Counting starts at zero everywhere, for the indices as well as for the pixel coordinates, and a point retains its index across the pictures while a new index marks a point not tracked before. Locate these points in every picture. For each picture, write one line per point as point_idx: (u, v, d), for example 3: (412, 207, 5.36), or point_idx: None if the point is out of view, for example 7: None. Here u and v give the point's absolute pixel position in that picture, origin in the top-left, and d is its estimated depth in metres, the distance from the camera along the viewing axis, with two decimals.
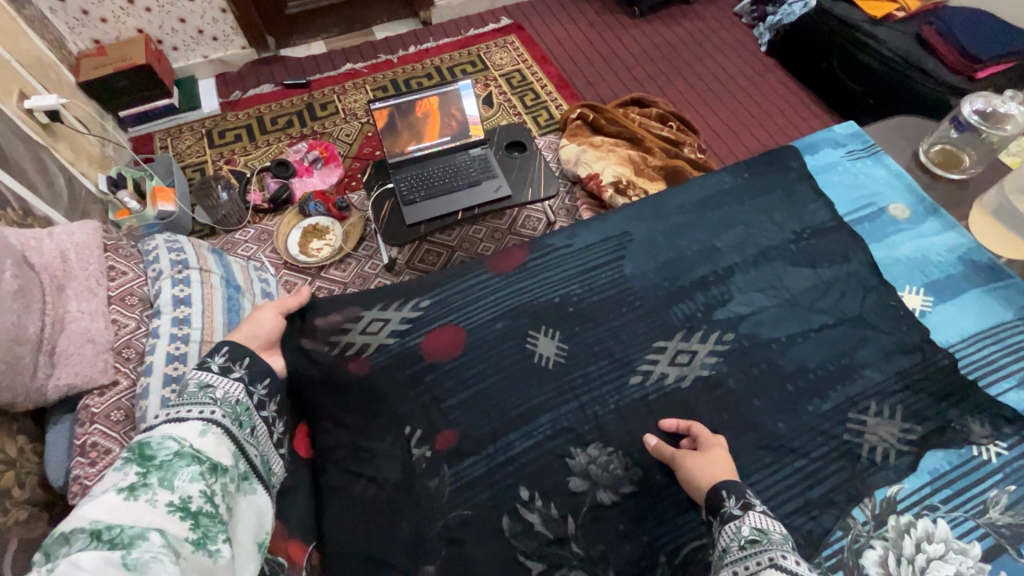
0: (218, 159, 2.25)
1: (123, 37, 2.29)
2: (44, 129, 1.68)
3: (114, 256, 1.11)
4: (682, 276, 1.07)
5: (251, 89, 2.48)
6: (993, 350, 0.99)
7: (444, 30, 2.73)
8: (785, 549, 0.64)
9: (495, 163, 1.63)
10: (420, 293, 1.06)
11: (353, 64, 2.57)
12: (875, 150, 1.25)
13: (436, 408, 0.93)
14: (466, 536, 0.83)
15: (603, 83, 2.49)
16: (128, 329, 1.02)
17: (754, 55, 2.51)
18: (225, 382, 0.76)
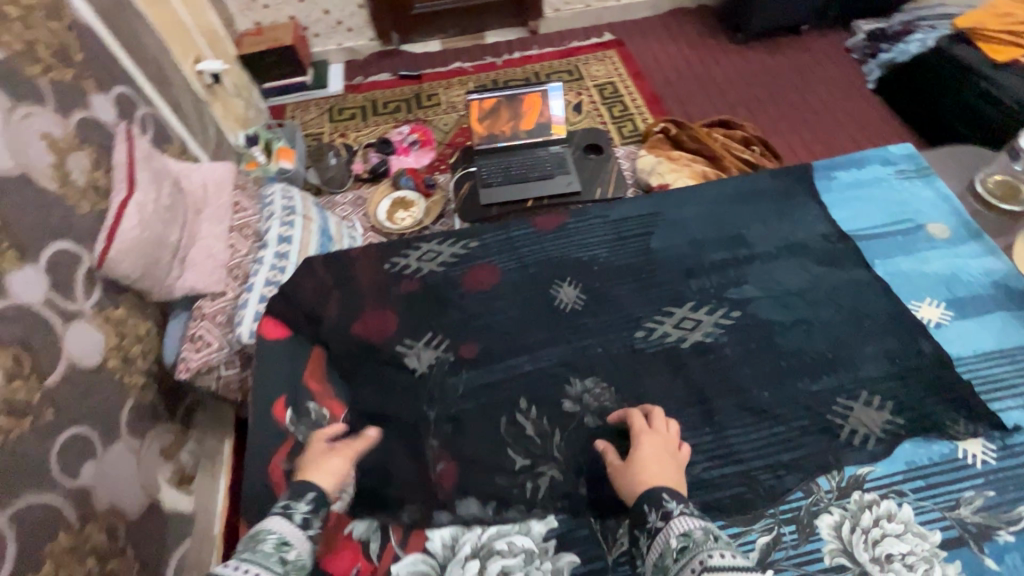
0: (335, 132, 2.63)
1: (278, 22, 2.75)
2: (206, 88, 2.10)
3: (241, 194, 1.44)
4: (703, 257, 1.17)
5: (371, 76, 2.86)
6: (1005, 369, 1.00)
7: (549, 40, 2.96)
8: (708, 547, 0.68)
9: (571, 161, 1.82)
10: (471, 237, 1.25)
11: (462, 63, 2.87)
12: (927, 173, 1.27)
13: (465, 326, 1.12)
14: (469, 426, 1.00)
15: (692, 103, 2.59)
16: (241, 254, 1.34)
17: (858, 91, 2.50)
18: (300, 542, 0.74)
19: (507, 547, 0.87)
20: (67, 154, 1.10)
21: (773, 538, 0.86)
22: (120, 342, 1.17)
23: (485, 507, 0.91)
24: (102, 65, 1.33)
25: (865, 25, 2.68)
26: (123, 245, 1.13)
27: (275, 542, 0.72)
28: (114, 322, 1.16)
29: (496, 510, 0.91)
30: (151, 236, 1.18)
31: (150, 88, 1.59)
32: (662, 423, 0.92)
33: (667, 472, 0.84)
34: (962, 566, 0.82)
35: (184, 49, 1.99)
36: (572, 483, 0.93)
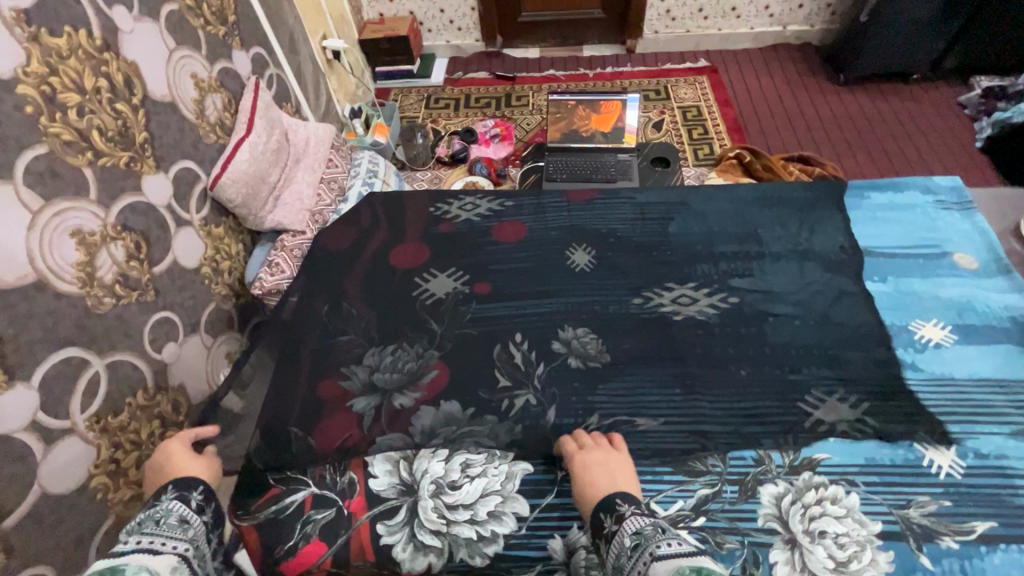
0: (427, 118, 2.90)
1: (398, 15, 3.10)
2: (326, 62, 2.44)
3: (334, 154, 1.72)
4: (715, 248, 1.24)
5: (470, 73, 3.13)
6: (997, 397, 0.99)
7: (643, 60, 3.08)
8: (655, 537, 0.70)
9: (635, 169, 2.05)
10: (507, 199, 1.40)
11: (556, 71, 3.06)
12: (968, 207, 1.27)
13: (484, 268, 1.26)
14: (467, 345, 1.14)
15: (776, 136, 2.61)
16: (324, 202, 1.59)
17: (962, 147, 2.41)
18: (197, 521, 0.80)
19: (473, 446, 1.01)
20: (206, 93, 1.38)
21: (713, 492, 0.93)
22: (214, 254, 1.39)
23: (463, 412, 1.05)
24: (248, 27, 1.64)
25: (984, 81, 2.57)
26: (233, 173, 1.39)
27: (176, 518, 0.77)
28: (213, 237, 1.39)
29: (472, 415, 1.05)
30: (256, 171, 1.45)
31: (281, 51, 1.91)
32: (589, 439, 0.96)
33: (608, 477, 0.87)
34: (895, 557, 0.85)
35: (315, 27, 2.33)
36: (543, 408, 1.05)
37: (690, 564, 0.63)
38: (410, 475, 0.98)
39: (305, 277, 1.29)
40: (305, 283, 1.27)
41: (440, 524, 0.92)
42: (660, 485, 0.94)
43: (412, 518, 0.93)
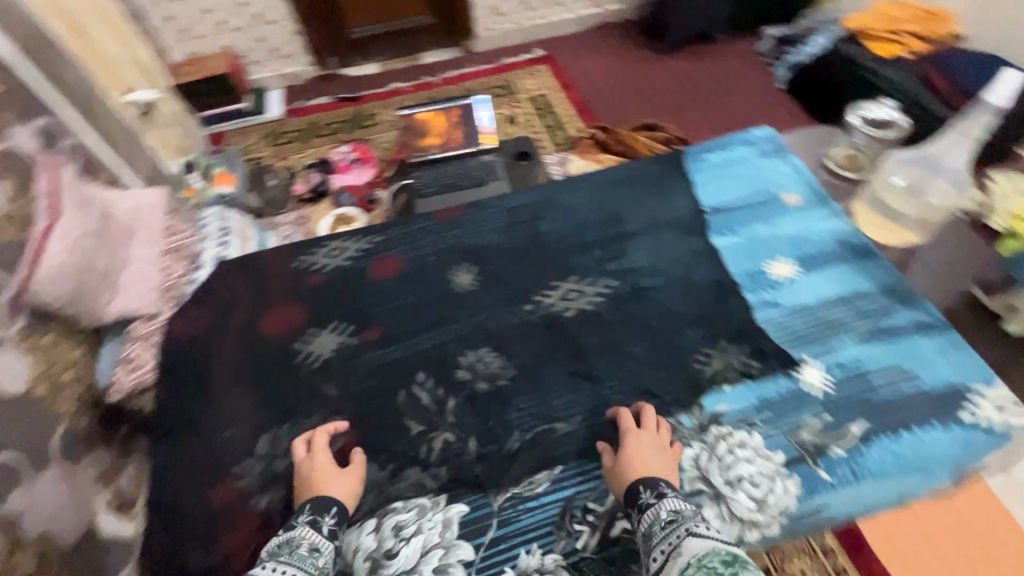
0: (275, 155, 2.68)
1: (213, 51, 2.84)
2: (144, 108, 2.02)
3: (175, 215, 1.31)
4: (587, 236, 1.29)
5: (310, 100, 2.93)
6: (842, 312, 1.14)
7: (482, 58, 3.11)
8: (696, 518, 0.76)
9: (503, 170, 2.02)
10: (374, 232, 1.32)
11: (399, 83, 2.98)
12: (783, 151, 1.44)
13: (368, 312, 1.19)
14: (369, 400, 1.07)
15: (621, 110, 2.79)
16: (175, 274, 1.24)
17: (771, 90, 2.76)
18: (327, 547, 0.85)
19: (402, 505, 0.95)
20: None
21: None
22: (45, 369, 1.04)
23: (383, 473, 0.99)
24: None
25: (769, 30, 2.94)
26: (49, 268, 1.00)
27: (307, 547, 0.83)
28: (39, 348, 1.04)
29: (393, 473, 0.99)
30: (81, 258, 1.06)
31: (77, 109, 1.44)
32: (654, 421, 0.98)
33: (663, 461, 0.91)
34: (800, 479, 0.94)
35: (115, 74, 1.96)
36: (465, 441, 1.01)
37: (725, 547, 0.70)
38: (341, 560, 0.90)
39: (167, 375, 1.13)
40: (169, 382, 1.12)
41: None
42: (591, 483, 0.96)
43: None
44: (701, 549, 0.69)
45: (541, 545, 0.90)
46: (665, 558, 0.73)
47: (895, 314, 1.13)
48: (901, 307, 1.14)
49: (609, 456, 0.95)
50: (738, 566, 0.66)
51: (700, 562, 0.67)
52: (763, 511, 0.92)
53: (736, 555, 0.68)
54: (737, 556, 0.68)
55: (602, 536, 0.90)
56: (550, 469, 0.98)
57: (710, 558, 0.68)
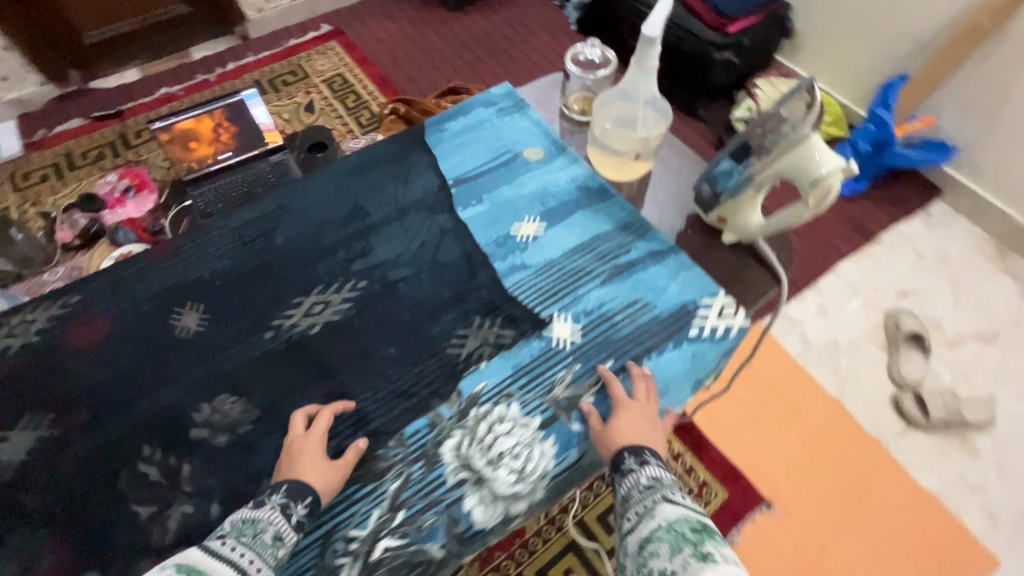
0: (23, 203, 2.33)
1: None
2: None
3: None
4: (329, 238, 1.18)
5: (58, 126, 2.57)
6: (585, 259, 1.17)
7: (263, 44, 2.96)
8: (672, 487, 0.85)
9: (294, 166, 1.88)
10: (70, 292, 1.10)
11: (171, 88, 2.73)
12: (522, 105, 1.42)
13: (69, 392, 0.99)
14: (79, 498, 0.89)
15: (421, 78, 2.87)
16: None
17: (565, 31, 3.11)
18: (290, 540, 0.80)
19: None
20: None
21: (402, 481, 0.91)
22: None
23: None
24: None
25: None
26: None
27: (271, 537, 0.79)
28: None
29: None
30: None
31: None
32: (644, 391, 1.00)
33: (644, 430, 0.95)
34: (555, 438, 0.96)
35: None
36: (204, 510, 0.89)
37: (695, 517, 0.79)
38: None
39: None
40: None
41: None
42: (351, 508, 0.89)
43: None
44: (674, 516, 0.78)
45: None
46: (637, 518, 0.82)
47: (632, 249, 1.18)
48: (637, 241, 1.19)
49: (596, 421, 0.96)
50: (703, 534, 0.75)
51: (671, 527, 0.77)
52: (524, 481, 0.92)
53: (704, 524, 0.77)
54: (704, 525, 0.78)
55: (364, 561, 0.84)
56: None
57: (679, 523, 0.77)
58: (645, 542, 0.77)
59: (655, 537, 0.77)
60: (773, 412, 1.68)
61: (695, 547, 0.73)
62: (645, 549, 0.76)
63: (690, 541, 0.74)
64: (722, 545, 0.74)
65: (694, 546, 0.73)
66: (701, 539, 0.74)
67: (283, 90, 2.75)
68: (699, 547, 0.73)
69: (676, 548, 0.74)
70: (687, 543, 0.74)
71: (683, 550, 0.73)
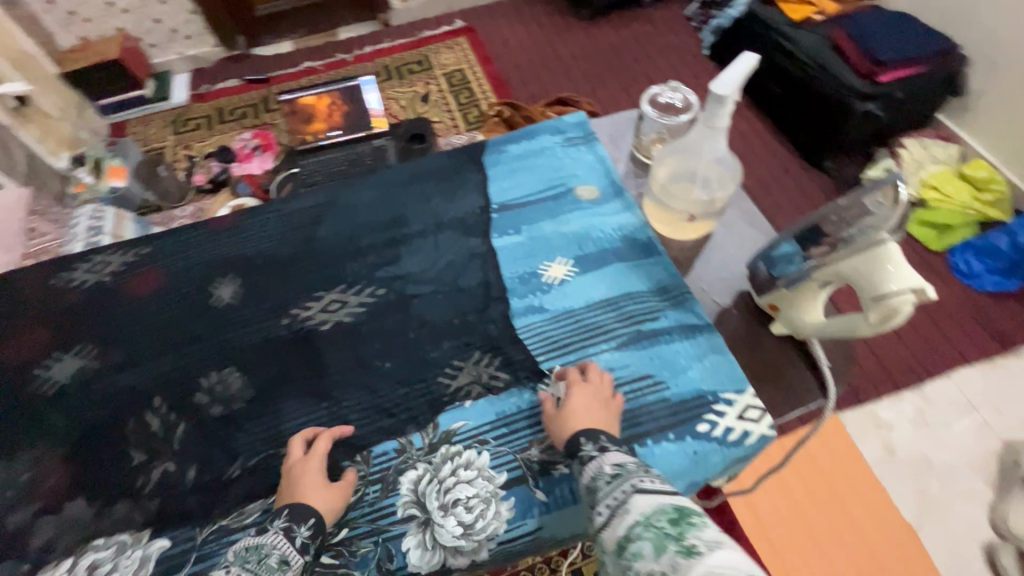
0: (178, 144, 2.69)
1: (106, 34, 2.81)
2: (13, 111, 2.18)
3: (38, 219, 1.54)
4: (366, 240, 1.22)
5: (218, 84, 2.95)
6: (606, 316, 1.08)
7: (400, 33, 3.15)
8: (640, 472, 0.72)
9: (392, 152, 1.93)
10: (143, 244, 1.25)
11: (313, 63, 3.01)
12: (591, 138, 1.35)
13: (120, 331, 1.13)
14: (94, 427, 1.02)
15: (536, 84, 2.87)
16: (46, 239, 1.50)
17: (695, 57, 2.92)
18: (296, 563, 0.78)
19: (102, 542, 0.91)
20: None
21: (354, 499, 0.92)
22: None
23: (91, 508, 0.94)
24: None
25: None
26: None
27: (275, 560, 0.77)
28: None
29: (102, 508, 0.94)
30: None
31: None
32: (597, 374, 0.96)
33: (602, 413, 0.89)
34: (515, 501, 0.90)
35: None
36: (182, 472, 0.96)
37: (671, 503, 0.66)
38: None
39: None
40: None
41: None
42: None
43: None
44: (648, 507, 0.65)
45: None
46: (610, 513, 0.69)
47: (660, 317, 1.07)
48: (670, 309, 1.08)
49: (551, 405, 0.93)
50: (684, 525, 0.62)
51: (649, 522, 0.64)
52: (469, 537, 0.87)
53: (683, 510, 0.64)
54: (684, 511, 0.64)
55: None
56: (266, 498, 0.93)
57: (657, 516, 0.64)
58: (624, 542, 0.64)
59: (632, 536, 0.64)
60: (830, 522, 1.49)
61: (676, 543, 0.59)
62: (627, 551, 0.63)
63: (670, 536, 0.60)
64: (707, 530, 0.60)
65: (676, 541, 0.59)
66: (683, 530, 0.61)
67: (406, 78, 2.89)
68: (682, 541, 0.59)
69: (659, 548, 0.60)
70: (669, 538, 0.60)
71: (667, 550, 0.59)
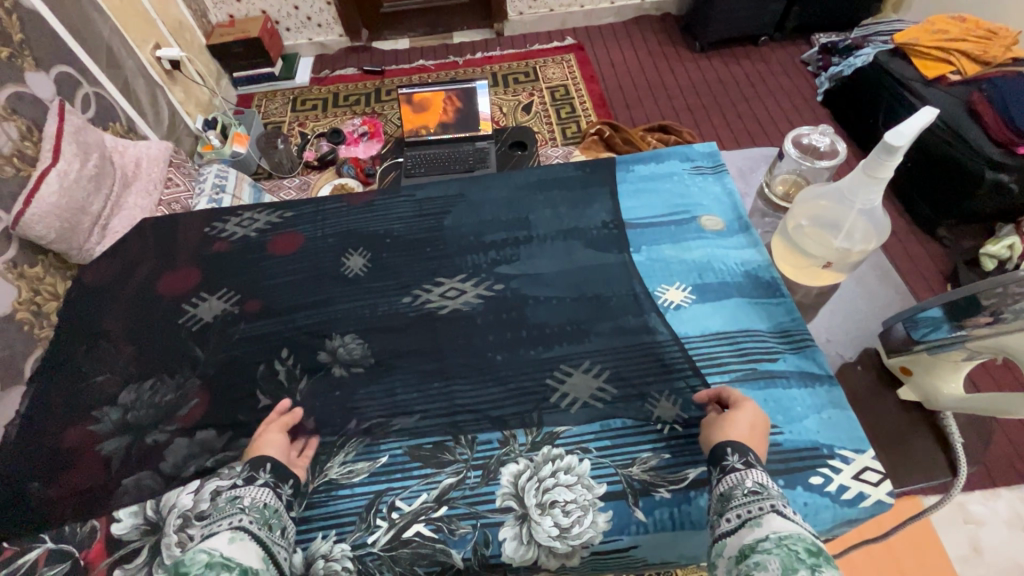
0: (295, 121, 2.90)
1: (251, 15, 3.08)
2: (166, 73, 2.36)
3: (174, 172, 1.67)
4: (486, 237, 1.28)
5: (338, 70, 3.16)
6: (721, 349, 1.07)
7: (512, 43, 3.26)
8: (781, 497, 0.72)
9: (493, 155, 1.99)
10: (282, 209, 1.37)
11: (426, 61, 3.16)
12: (720, 169, 1.34)
13: (255, 284, 1.23)
14: (227, 367, 1.11)
15: (638, 108, 2.88)
16: (178, 189, 1.63)
17: (808, 101, 2.85)
18: (257, 491, 0.84)
19: (225, 472, 0.97)
20: None
21: (456, 480, 0.95)
22: (33, 297, 1.27)
23: (219, 439, 1.02)
24: (43, 46, 1.61)
25: (822, 37, 2.99)
26: (41, 208, 1.25)
27: (231, 498, 0.82)
28: (29, 279, 1.27)
29: (229, 441, 1.02)
30: (71, 204, 1.32)
31: (96, 69, 1.85)
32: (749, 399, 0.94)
33: (761, 436, 0.88)
34: (612, 515, 0.91)
35: (144, 36, 2.25)
36: (302, 422, 1.04)
37: (811, 536, 0.65)
38: (155, 513, 0.94)
39: (66, 322, 1.22)
40: (66, 322, 1.21)
41: (179, 559, 0.86)
42: (407, 481, 0.96)
43: (153, 557, 0.89)
44: (785, 529, 0.65)
45: (338, 533, 0.91)
46: (739, 523, 0.71)
47: (779, 359, 1.05)
48: (790, 353, 1.06)
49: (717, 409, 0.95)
50: (821, 559, 0.60)
51: (781, 541, 0.64)
52: (564, 540, 0.89)
53: (822, 547, 0.62)
54: (823, 549, 0.62)
55: (395, 534, 0.90)
56: (374, 460, 0.98)
57: (792, 540, 0.64)
58: (749, 551, 0.66)
59: (760, 548, 0.65)
60: None
61: (809, 569, 0.58)
62: (749, 559, 0.65)
63: (804, 562, 0.60)
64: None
65: (809, 569, 0.59)
66: (819, 563, 0.59)
67: (511, 87, 2.98)
68: (815, 570, 0.58)
69: (786, 567, 0.60)
70: (802, 564, 0.60)
71: (796, 572, 0.59)
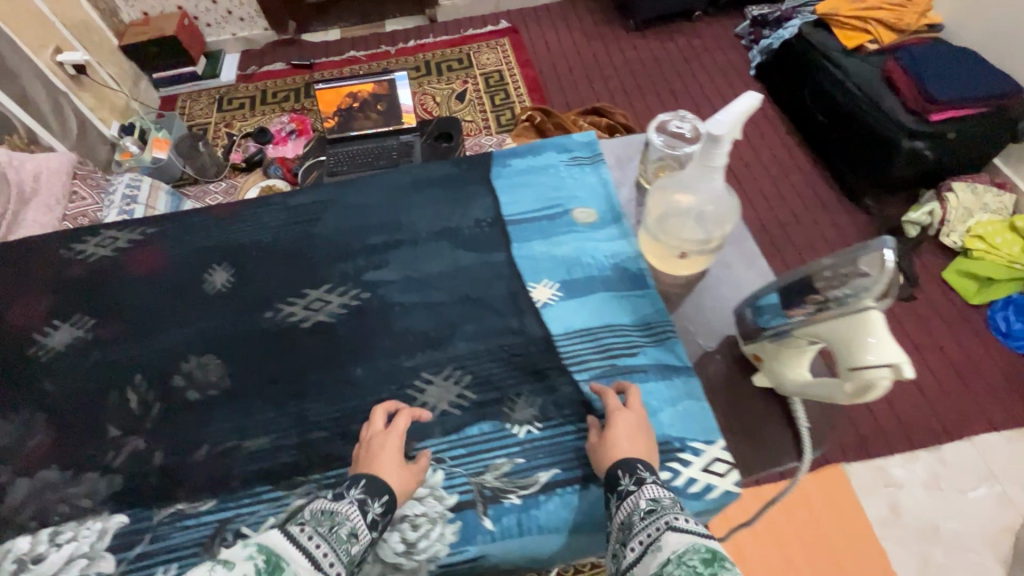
0: (221, 122, 2.78)
1: (166, 11, 2.93)
2: (71, 79, 2.24)
3: (79, 184, 1.61)
4: (359, 241, 1.24)
5: (266, 66, 3.04)
6: (583, 347, 1.06)
7: (445, 29, 3.17)
8: (675, 509, 0.71)
9: (420, 149, 1.85)
10: (150, 224, 1.30)
11: (357, 52, 3.05)
12: (597, 160, 1.32)
13: (114, 306, 1.18)
14: (73, 399, 1.06)
15: (570, 91, 2.83)
16: (84, 202, 1.57)
17: (739, 76, 2.83)
18: (366, 536, 0.76)
19: (65, 513, 0.94)
20: None
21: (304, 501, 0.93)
22: None
23: (61, 474, 0.98)
24: None
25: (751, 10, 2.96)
26: None
27: (347, 530, 0.74)
28: None
29: (72, 476, 0.98)
30: None
31: None
32: (637, 400, 0.93)
33: (646, 443, 0.87)
34: (460, 526, 0.89)
35: (43, 40, 2.12)
36: (149, 451, 1.00)
37: (705, 543, 0.64)
38: None
39: None
40: None
41: None
42: (255, 506, 0.93)
43: None
44: (682, 545, 0.64)
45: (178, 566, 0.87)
46: (643, 549, 0.68)
47: (638, 353, 1.04)
48: (649, 347, 1.05)
49: (595, 431, 0.91)
50: (716, 566, 0.60)
51: (681, 560, 0.62)
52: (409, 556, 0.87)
53: (716, 551, 0.62)
54: (717, 553, 0.62)
55: None
56: (221, 488, 0.95)
57: (689, 555, 0.63)
58: None
59: (664, 572, 0.63)
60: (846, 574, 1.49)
61: None
62: None
63: None
64: None
65: None
66: None
67: (444, 75, 2.90)
68: None
69: None
70: None
71: None
